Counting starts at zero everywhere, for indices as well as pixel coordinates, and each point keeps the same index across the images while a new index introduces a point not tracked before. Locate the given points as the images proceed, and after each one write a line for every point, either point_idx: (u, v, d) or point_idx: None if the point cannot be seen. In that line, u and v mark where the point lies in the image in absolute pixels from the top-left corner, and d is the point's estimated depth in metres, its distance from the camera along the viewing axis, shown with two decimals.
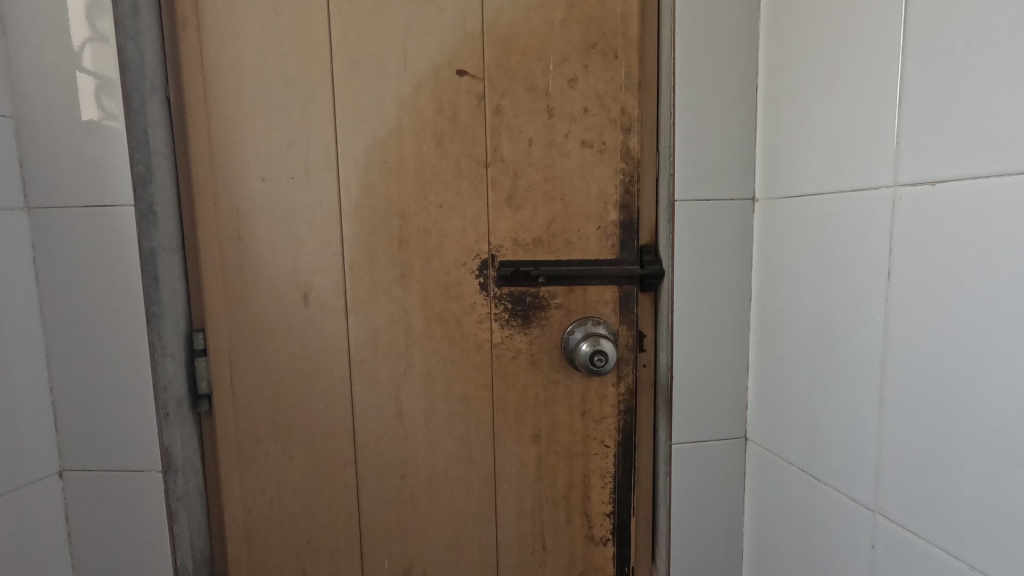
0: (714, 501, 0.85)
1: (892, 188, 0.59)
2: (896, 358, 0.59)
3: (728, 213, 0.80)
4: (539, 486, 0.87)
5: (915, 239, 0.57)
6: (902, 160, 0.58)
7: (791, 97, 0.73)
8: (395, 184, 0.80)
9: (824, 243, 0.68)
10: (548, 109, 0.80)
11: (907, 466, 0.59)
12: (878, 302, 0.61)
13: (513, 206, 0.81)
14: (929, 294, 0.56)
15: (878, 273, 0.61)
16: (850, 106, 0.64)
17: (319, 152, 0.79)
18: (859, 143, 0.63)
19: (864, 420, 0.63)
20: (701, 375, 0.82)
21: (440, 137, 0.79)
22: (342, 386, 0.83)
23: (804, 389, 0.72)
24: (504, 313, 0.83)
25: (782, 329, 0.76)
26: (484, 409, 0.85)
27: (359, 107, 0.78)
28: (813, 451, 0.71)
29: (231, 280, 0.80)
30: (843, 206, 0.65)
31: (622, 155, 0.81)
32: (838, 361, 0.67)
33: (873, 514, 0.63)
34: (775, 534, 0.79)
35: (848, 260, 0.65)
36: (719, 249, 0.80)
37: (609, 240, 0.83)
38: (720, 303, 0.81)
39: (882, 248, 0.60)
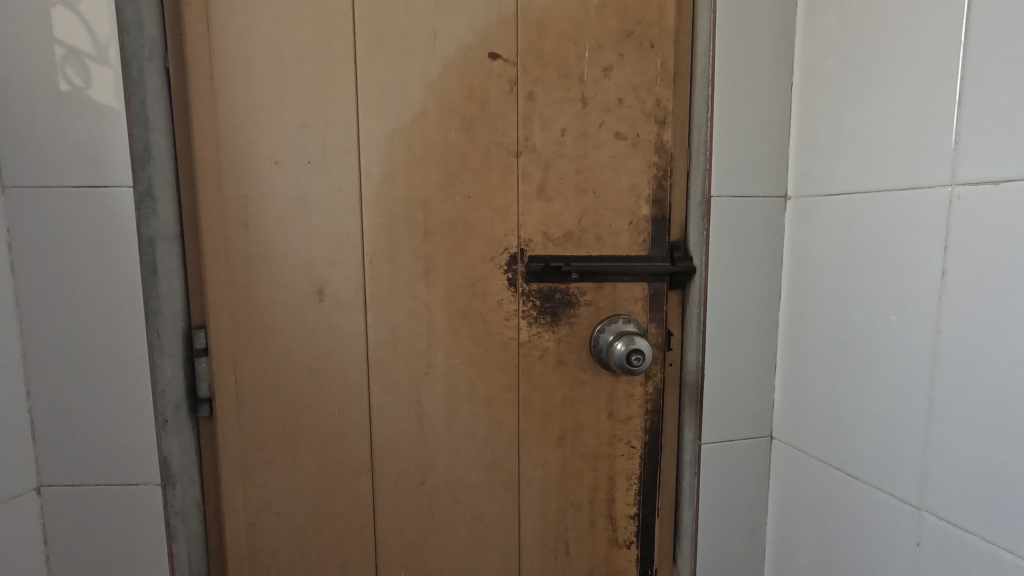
0: (739, 500, 0.84)
1: (947, 187, 0.59)
2: (946, 358, 0.60)
3: (761, 210, 0.79)
4: (563, 490, 0.84)
5: (969, 238, 0.57)
6: (960, 158, 0.57)
7: (831, 95, 0.72)
8: (420, 171, 0.75)
9: (866, 241, 0.68)
10: (582, 98, 0.77)
11: (956, 464, 0.59)
12: (930, 301, 0.61)
13: (544, 198, 0.78)
14: (985, 292, 0.56)
15: (927, 273, 0.61)
16: (898, 104, 0.64)
17: (339, 136, 0.73)
18: (908, 142, 0.62)
19: (908, 418, 0.64)
20: (730, 373, 0.81)
21: (469, 123, 0.75)
22: (358, 386, 0.77)
23: (839, 387, 0.72)
24: (532, 310, 0.79)
25: (816, 328, 0.76)
26: (509, 410, 0.81)
27: (383, 89, 0.73)
28: (850, 450, 0.71)
29: (237, 273, 0.73)
30: (888, 204, 0.65)
31: (655, 149, 0.79)
32: (879, 361, 0.67)
33: (919, 512, 0.63)
34: (803, 533, 0.79)
35: (894, 259, 0.64)
36: (751, 247, 0.79)
37: (641, 236, 0.80)
38: (749, 301, 0.80)
39: (934, 247, 0.60)
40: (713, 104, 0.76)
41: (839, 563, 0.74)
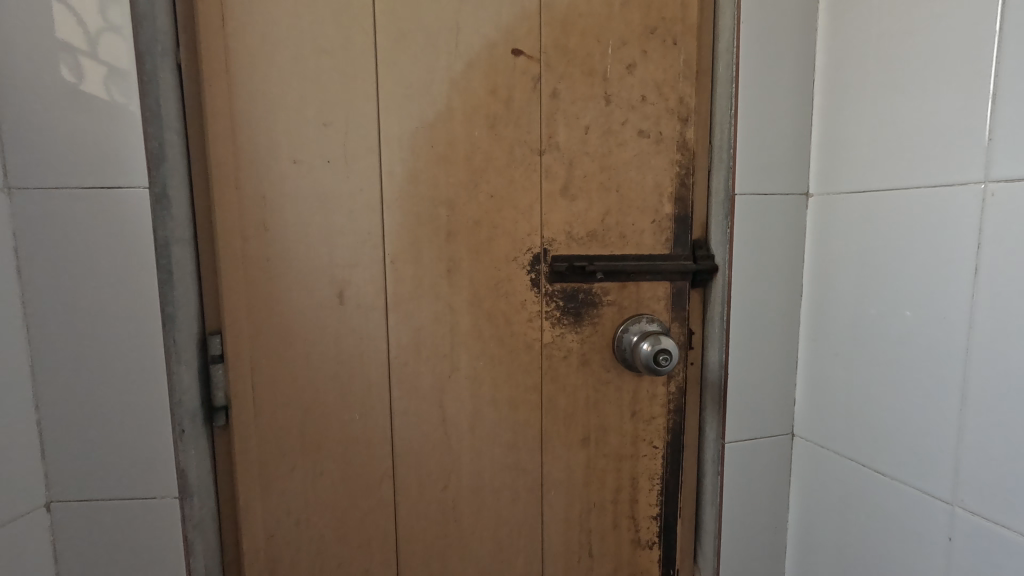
0: (761, 497, 0.84)
1: (981, 184, 0.59)
2: (979, 354, 0.60)
3: (783, 208, 0.79)
4: (586, 492, 0.83)
5: (1003, 235, 0.57)
6: (994, 155, 0.58)
7: (856, 94, 0.72)
8: (443, 170, 0.73)
9: (892, 238, 0.68)
10: (606, 95, 0.76)
11: (989, 459, 0.60)
12: (962, 297, 0.61)
13: (568, 197, 0.76)
14: (1018, 287, 0.56)
15: (958, 269, 0.61)
16: (929, 102, 0.64)
17: (360, 134, 0.70)
18: (940, 139, 0.63)
19: (940, 414, 0.64)
20: (753, 371, 0.81)
21: (493, 121, 0.73)
22: (380, 391, 0.75)
23: (865, 384, 0.73)
24: (556, 310, 0.78)
25: (839, 325, 0.76)
26: (533, 412, 0.79)
27: (406, 85, 0.71)
28: (877, 447, 0.72)
29: (255, 276, 0.70)
30: (917, 201, 0.65)
31: (678, 146, 0.78)
32: (906, 357, 0.67)
33: (951, 508, 0.64)
34: (826, 528, 0.80)
35: (923, 256, 0.65)
36: (774, 245, 0.79)
37: (664, 234, 0.80)
38: (772, 299, 0.81)
39: (966, 243, 0.61)
40: (736, 101, 0.76)
41: (865, 558, 0.74)
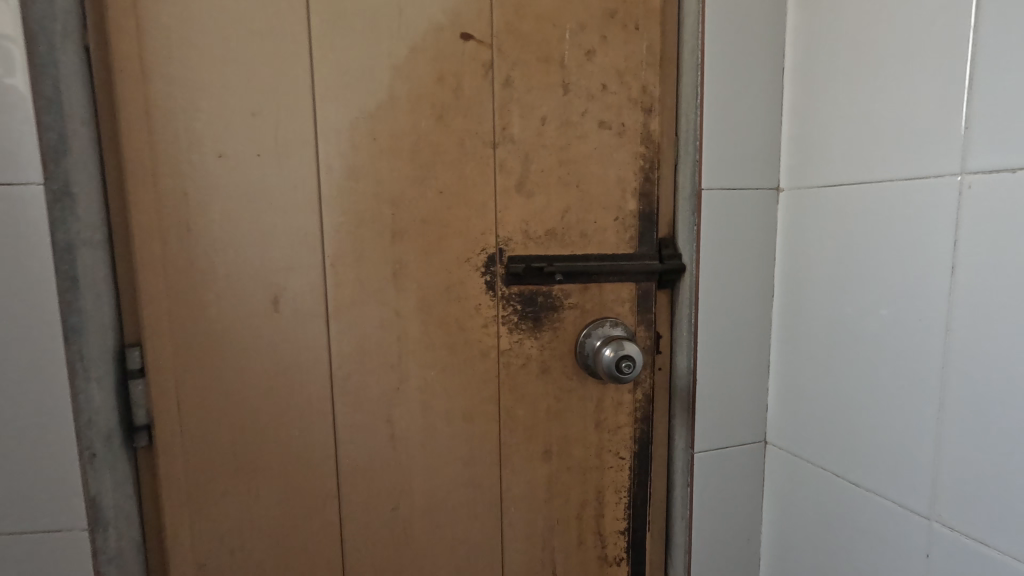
0: (733, 509, 0.80)
1: (957, 176, 0.55)
2: (956, 358, 0.56)
3: (753, 204, 0.75)
4: (549, 507, 0.78)
5: (981, 231, 0.54)
6: (971, 145, 0.54)
7: (827, 82, 0.68)
8: (387, 164, 0.67)
9: (866, 235, 0.64)
10: (564, 84, 0.70)
11: (968, 472, 0.56)
12: (939, 298, 0.57)
13: (524, 193, 0.71)
14: (1000, 286, 0.52)
15: (936, 268, 0.57)
16: (903, 89, 0.60)
17: (294, 124, 0.64)
18: (914, 129, 0.59)
19: (917, 422, 0.60)
20: (723, 376, 0.77)
21: (441, 111, 0.68)
22: (322, 405, 0.69)
23: (839, 389, 0.69)
24: (513, 315, 0.73)
25: (812, 327, 0.72)
26: (490, 425, 0.74)
27: (344, 72, 0.64)
28: (852, 456, 0.68)
29: (177, 281, 0.64)
30: (891, 196, 0.61)
31: (642, 139, 0.74)
32: (882, 361, 0.64)
33: (928, 522, 0.60)
34: (800, 542, 0.76)
35: (898, 254, 0.61)
36: (744, 243, 0.75)
37: (628, 232, 0.75)
38: (742, 300, 0.76)
39: (942, 240, 0.57)
40: (702, 90, 0.71)
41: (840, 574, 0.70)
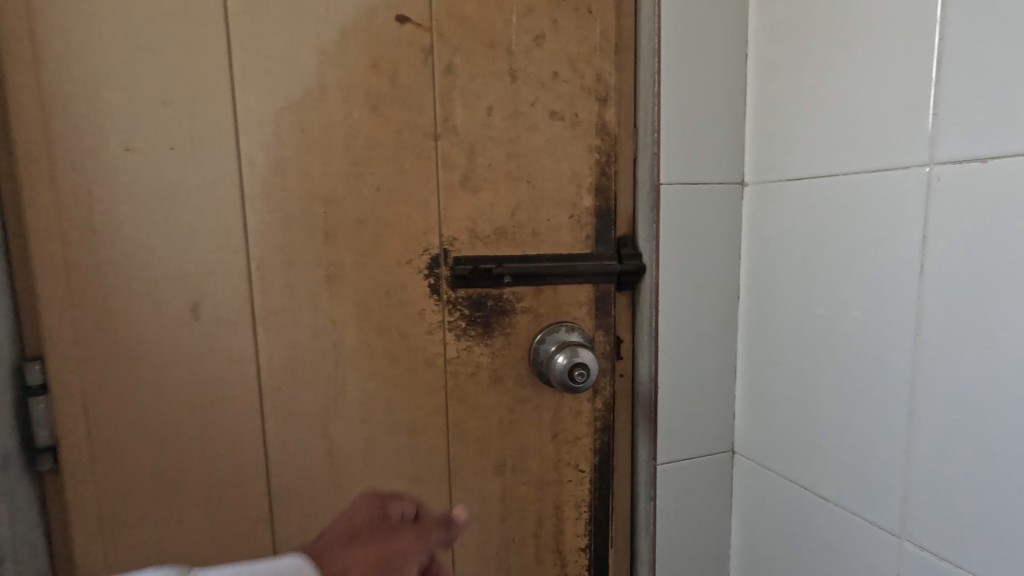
0: (699, 523, 0.76)
1: (925, 168, 0.51)
2: (926, 364, 0.52)
3: (715, 200, 0.70)
4: (504, 525, 0.73)
5: (951, 228, 0.49)
6: (939, 134, 0.50)
7: (791, 69, 0.64)
8: (317, 158, 0.61)
9: (832, 232, 0.60)
10: (511, 71, 0.65)
11: (940, 486, 0.52)
12: (907, 300, 0.53)
13: (470, 189, 0.66)
14: (971, 287, 0.48)
15: (904, 266, 0.53)
16: (868, 75, 0.56)
17: (211, 115, 0.58)
18: (879, 118, 0.55)
19: (886, 434, 0.56)
20: (686, 383, 0.73)
21: (377, 101, 0.62)
22: (250, 421, 0.63)
23: (807, 396, 0.65)
24: (461, 320, 0.68)
25: (778, 331, 0.68)
26: (437, 438, 0.69)
27: (266, 57, 0.59)
28: (820, 468, 0.64)
29: (81, 287, 0.58)
30: (857, 190, 0.57)
31: (597, 131, 0.69)
32: (850, 367, 0.59)
33: (899, 541, 0.56)
34: (768, 555, 0.72)
35: (865, 253, 0.57)
36: (706, 241, 0.71)
37: (584, 231, 0.70)
38: (705, 302, 0.72)
39: (911, 238, 0.52)
40: (660, 78, 0.67)
41: None
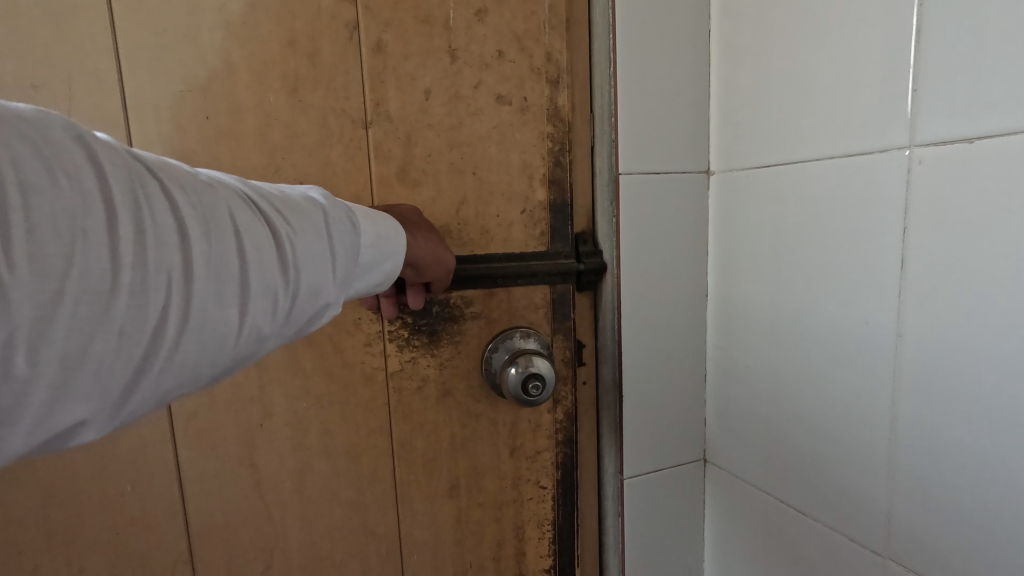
0: (671, 537, 0.71)
1: (906, 150, 0.46)
2: (906, 364, 0.48)
3: (680, 191, 0.65)
4: (458, 552, 0.67)
5: (935, 218, 0.44)
6: (919, 112, 0.45)
7: (755, 45, 0.59)
8: (227, 150, 0.53)
9: (804, 222, 0.55)
10: (449, 49, 0.58)
11: (926, 498, 0.47)
12: (888, 297, 0.48)
13: (408, 183, 0.59)
14: (955, 280, 0.44)
15: (881, 260, 0.49)
16: (839, 48, 0.50)
17: (94, 101, 0.50)
18: (853, 96, 0.50)
19: (867, 442, 0.52)
20: (653, 389, 0.67)
21: (294, 83, 0.54)
22: (161, 451, 0.55)
23: (781, 400, 0.60)
24: (403, 329, 0.61)
25: (750, 330, 0.63)
26: (381, 461, 0.62)
27: (158, 31, 0.50)
28: (797, 480, 0.59)
29: None
30: (832, 175, 0.52)
31: (549, 116, 0.63)
32: (827, 369, 0.54)
33: (883, 561, 0.52)
34: (743, 568, 0.67)
35: (842, 244, 0.52)
36: (671, 235, 0.65)
37: (538, 227, 0.64)
38: (671, 302, 0.67)
39: (891, 228, 0.48)
40: (615, 57, 0.61)
41: None
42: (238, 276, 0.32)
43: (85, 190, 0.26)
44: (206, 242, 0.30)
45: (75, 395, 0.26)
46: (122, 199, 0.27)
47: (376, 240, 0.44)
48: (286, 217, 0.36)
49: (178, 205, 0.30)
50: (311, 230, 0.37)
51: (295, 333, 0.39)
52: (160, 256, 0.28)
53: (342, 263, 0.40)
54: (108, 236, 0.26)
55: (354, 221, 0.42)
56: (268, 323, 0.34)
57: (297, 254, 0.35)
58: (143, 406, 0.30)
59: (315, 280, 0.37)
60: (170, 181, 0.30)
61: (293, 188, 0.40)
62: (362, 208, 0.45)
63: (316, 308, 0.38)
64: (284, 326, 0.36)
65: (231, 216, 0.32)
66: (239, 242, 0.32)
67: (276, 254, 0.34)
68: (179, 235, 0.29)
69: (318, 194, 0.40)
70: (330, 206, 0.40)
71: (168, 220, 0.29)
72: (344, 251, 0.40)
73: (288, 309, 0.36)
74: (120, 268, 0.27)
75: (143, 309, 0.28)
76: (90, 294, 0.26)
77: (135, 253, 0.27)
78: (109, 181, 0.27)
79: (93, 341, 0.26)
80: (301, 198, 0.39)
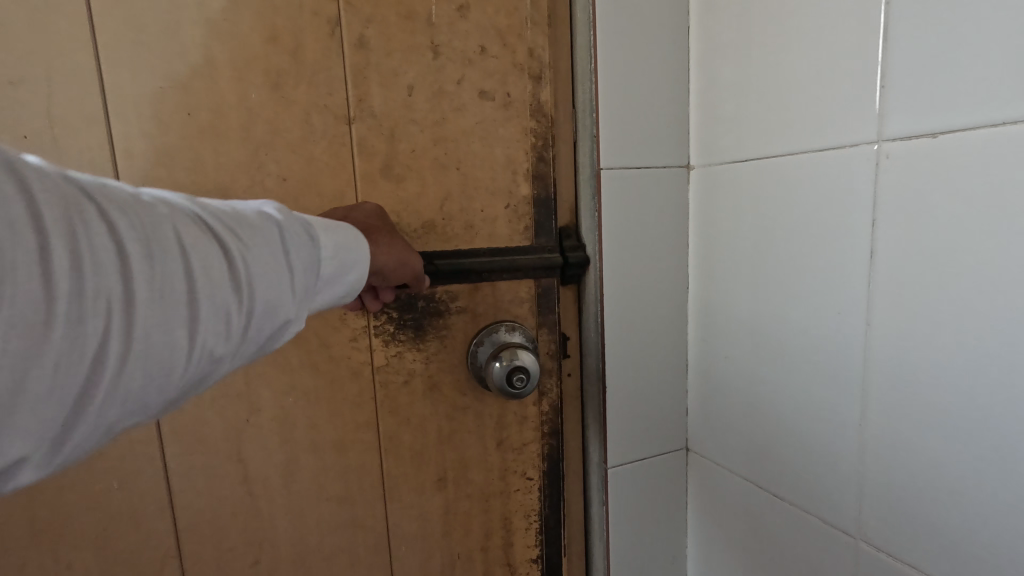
0: (655, 524, 0.73)
1: (874, 146, 0.47)
2: (876, 351, 0.49)
3: (661, 186, 0.66)
4: (447, 543, 0.68)
5: (901, 211, 0.46)
6: (886, 109, 0.46)
7: (732, 42, 0.60)
8: (210, 147, 0.53)
9: (781, 216, 0.56)
10: (432, 46, 0.59)
11: (897, 480, 0.49)
12: (859, 288, 0.50)
13: (392, 179, 0.59)
14: (920, 270, 0.45)
15: (851, 252, 0.50)
16: (811, 46, 0.52)
17: (73, 97, 0.49)
18: (823, 94, 0.51)
19: (838, 427, 0.53)
20: (635, 380, 0.69)
21: (277, 80, 0.54)
22: (148, 448, 0.55)
23: (759, 390, 0.61)
24: (389, 325, 0.62)
25: (728, 321, 0.64)
26: (369, 454, 0.63)
27: (139, 27, 0.50)
28: (773, 465, 0.61)
29: None
30: (808, 170, 0.53)
31: (532, 112, 0.63)
32: (799, 356, 0.56)
33: (855, 541, 0.53)
34: (723, 551, 0.69)
35: (814, 236, 0.53)
36: (652, 229, 0.66)
37: (522, 222, 0.65)
38: (654, 295, 0.68)
39: (862, 220, 0.49)
40: (596, 53, 0.62)
41: None
42: (186, 302, 0.31)
43: (9, 218, 0.25)
44: (148, 269, 0.29)
45: (9, 433, 0.25)
46: (53, 226, 0.26)
47: (337, 252, 0.42)
48: (240, 236, 0.35)
49: (117, 229, 0.29)
50: (268, 248, 0.36)
51: (259, 356, 0.38)
52: (99, 281, 0.28)
53: (303, 279, 0.38)
54: (38, 265, 0.25)
55: (313, 234, 0.41)
56: (222, 345, 0.33)
57: (250, 273, 0.34)
58: (91, 439, 0.29)
59: (274, 300, 0.36)
60: (109, 203, 0.29)
61: (251, 203, 0.38)
62: (324, 219, 0.43)
63: (277, 328, 0.37)
64: (242, 350, 0.35)
65: (177, 239, 0.31)
66: (186, 263, 0.31)
67: (228, 275, 0.33)
68: (118, 261, 0.28)
69: (276, 209, 0.39)
70: (286, 219, 0.39)
71: (105, 247, 0.28)
72: (304, 269, 0.38)
73: (246, 332, 0.35)
74: (53, 298, 0.26)
75: (82, 339, 0.27)
76: (20, 328, 0.25)
77: (72, 279, 0.27)
78: (36, 207, 0.26)
79: (25, 379, 0.25)
80: (257, 213, 0.37)
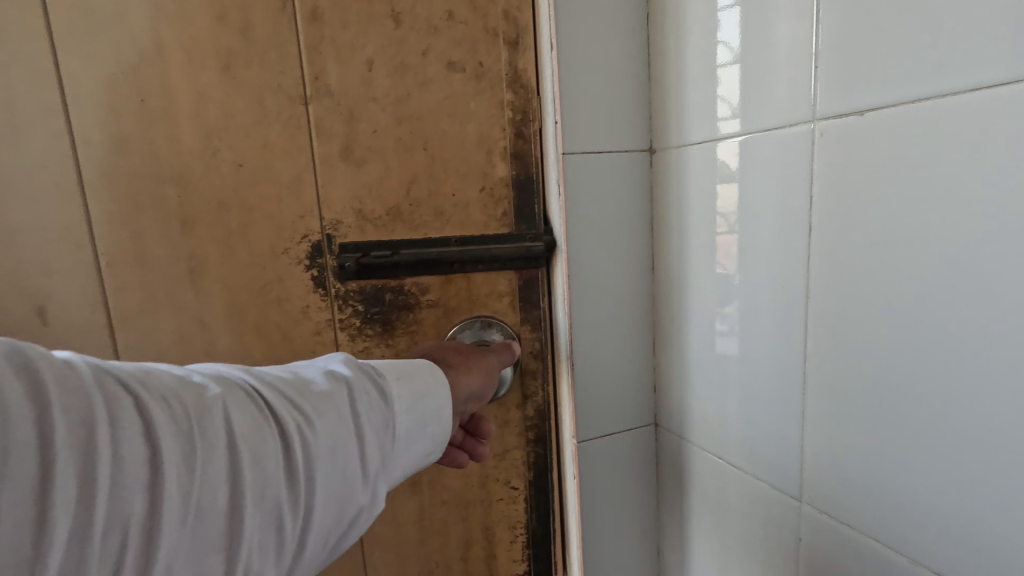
0: (630, 529, 0.63)
1: (810, 124, 0.40)
2: (824, 362, 0.42)
3: (627, 162, 0.56)
4: (423, 550, 0.63)
5: (838, 190, 0.39)
6: (821, 81, 0.39)
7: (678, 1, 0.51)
8: (162, 134, 0.52)
9: (738, 203, 0.47)
10: (392, 15, 0.53)
11: (911, 540, 0.38)
12: (797, 281, 0.43)
13: (352, 163, 0.55)
14: (863, 258, 0.38)
15: (794, 236, 0.42)
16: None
17: (33, 89, 0.50)
18: (776, 58, 0.42)
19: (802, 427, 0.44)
20: (615, 382, 0.60)
21: (229, 60, 0.52)
22: None
23: (722, 398, 0.52)
24: (354, 317, 0.58)
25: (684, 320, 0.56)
26: None
27: (91, 15, 0.49)
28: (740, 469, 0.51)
29: None
30: (780, 145, 0.42)
31: (509, 82, 0.56)
32: (754, 351, 0.48)
33: (798, 503, 0.46)
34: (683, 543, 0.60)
35: (772, 218, 0.44)
36: (623, 210, 0.57)
37: (499, 207, 0.58)
38: (625, 286, 0.58)
39: (799, 198, 0.42)
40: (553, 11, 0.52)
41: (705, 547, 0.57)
42: (226, 511, 0.28)
43: (18, 444, 0.22)
44: (186, 477, 0.27)
45: None
46: (70, 442, 0.24)
47: (414, 402, 0.39)
48: (301, 410, 0.32)
49: (155, 429, 0.26)
50: (332, 418, 0.33)
51: (325, 554, 0.34)
52: (115, 510, 0.24)
53: (371, 450, 0.35)
54: (38, 497, 0.22)
55: (384, 389, 0.37)
56: (265, 564, 0.30)
57: (309, 455, 0.32)
58: None
59: (332, 483, 0.32)
60: (151, 396, 0.27)
61: (316, 361, 0.37)
62: (402, 364, 0.41)
63: (340, 515, 0.33)
64: (294, 554, 0.31)
65: (226, 426, 0.29)
66: (232, 458, 0.29)
67: (282, 462, 0.31)
68: (149, 472, 0.25)
69: (343, 366, 0.37)
70: (358, 379, 0.37)
71: (134, 455, 0.25)
72: (373, 433, 0.35)
73: (299, 535, 0.31)
74: (51, 546, 0.22)
75: None
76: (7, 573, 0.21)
77: (80, 507, 0.23)
78: (53, 424, 0.23)
79: None
80: (323, 376, 0.35)
